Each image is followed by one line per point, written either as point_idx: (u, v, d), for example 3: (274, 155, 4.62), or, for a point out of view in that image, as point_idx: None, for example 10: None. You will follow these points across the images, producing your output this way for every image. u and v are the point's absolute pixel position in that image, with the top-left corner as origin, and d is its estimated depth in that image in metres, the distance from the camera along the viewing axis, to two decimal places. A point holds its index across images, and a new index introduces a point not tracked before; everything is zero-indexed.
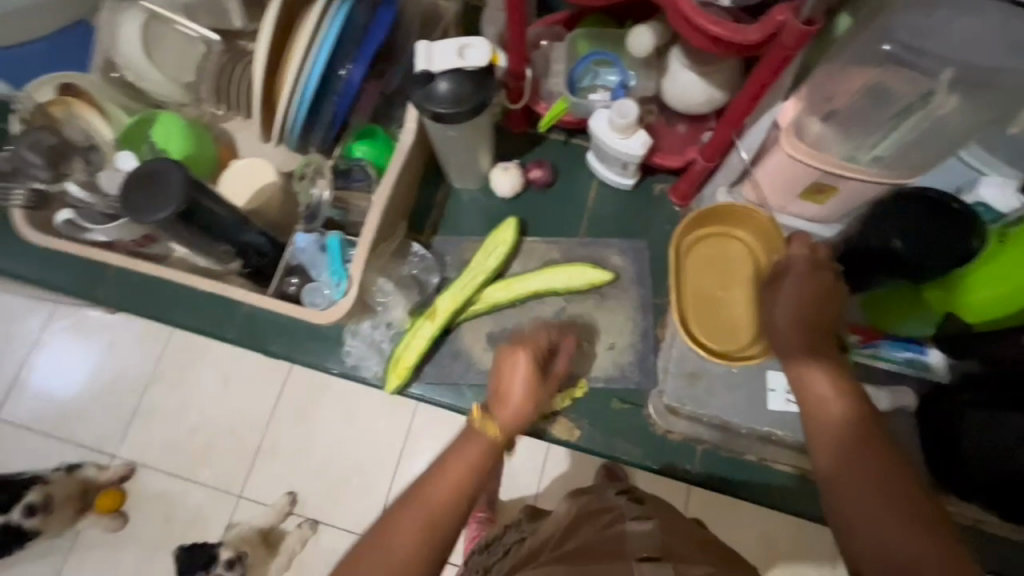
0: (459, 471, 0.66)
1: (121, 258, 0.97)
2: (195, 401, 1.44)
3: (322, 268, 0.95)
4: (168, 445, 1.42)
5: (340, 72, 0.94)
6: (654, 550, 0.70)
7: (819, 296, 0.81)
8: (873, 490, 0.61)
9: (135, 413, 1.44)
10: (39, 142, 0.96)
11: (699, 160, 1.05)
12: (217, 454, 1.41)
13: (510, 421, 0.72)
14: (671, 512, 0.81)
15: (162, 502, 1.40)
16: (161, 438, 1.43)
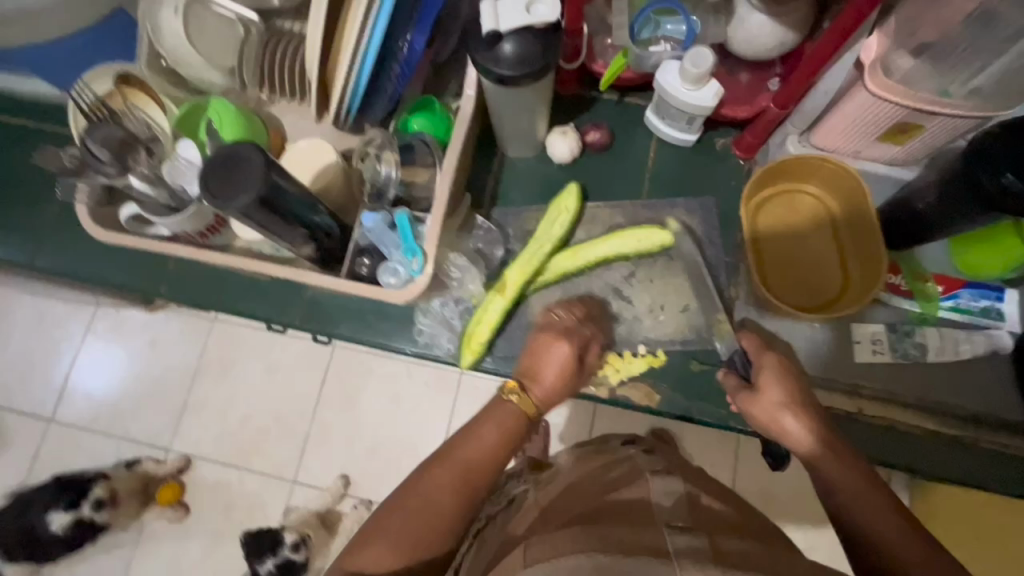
0: (478, 449, 0.76)
1: (190, 249, 0.96)
2: (244, 392, 1.53)
3: (394, 246, 0.93)
4: (223, 435, 1.52)
5: (400, 43, 0.91)
6: (684, 520, 0.60)
7: (782, 401, 0.80)
8: (886, 514, 0.68)
9: (185, 405, 1.53)
10: (105, 134, 0.87)
11: (773, 107, 0.99)
12: (274, 439, 1.49)
13: (546, 399, 0.86)
14: (705, 480, 0.78)
15: (223, 491, 1.49)
16: (218, 429, 1.52)
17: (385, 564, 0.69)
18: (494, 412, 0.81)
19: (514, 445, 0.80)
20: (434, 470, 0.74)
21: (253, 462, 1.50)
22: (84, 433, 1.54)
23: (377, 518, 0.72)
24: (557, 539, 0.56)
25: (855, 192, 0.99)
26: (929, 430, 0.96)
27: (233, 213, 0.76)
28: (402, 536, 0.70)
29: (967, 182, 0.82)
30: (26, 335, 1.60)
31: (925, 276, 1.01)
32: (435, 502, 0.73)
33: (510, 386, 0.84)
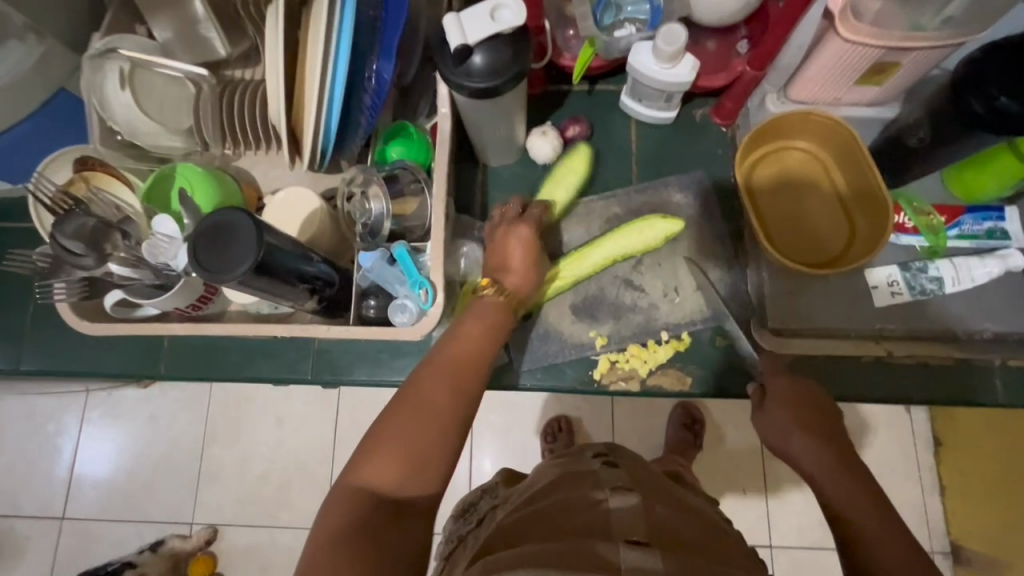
0: (476, 347, 0.70)
1: (186, 326, 0.90)
2: (254, 447, 1.36)
3: (398, 282, 0.90)
4: (244, 498, 1.35)
5: (367, 73, 0.88)
6: (643, 535, 0.59)
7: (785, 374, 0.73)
8: (868, 506, 0.56)
9: (199, 474, 1.36)
10: (76, 224, 0.82)
11: (748, 71, 0.98)
12: (295, 489, 1.35)
13: (521, 288, 0.83)
14: (665, 494, 0.72)
15: (255, 553, 1.33)
16: (236, 492, 1.35)
17: (387, 476, 0.59)
18: (477, 309, 0.76)
19: (501, 335, 0.74)
20: (434, 374, 0.65)
21: (280, 516, 1.34)
22: (94, 530, 1.36)
23: (389, 411, 0.62)
24: (508, 557, 0.56)
25: (844, 140, 0.98)
26: (955, 359, 1.00)
27: (232, 283, 0.71)
28: (398, 442, 0.60)
29: (961, 110, 0.81)
30: (8, 440, 1.41)
31: (927, 209, 1.01)
32: (434, 404, 0.62)
33: (484, 279, 0.82)
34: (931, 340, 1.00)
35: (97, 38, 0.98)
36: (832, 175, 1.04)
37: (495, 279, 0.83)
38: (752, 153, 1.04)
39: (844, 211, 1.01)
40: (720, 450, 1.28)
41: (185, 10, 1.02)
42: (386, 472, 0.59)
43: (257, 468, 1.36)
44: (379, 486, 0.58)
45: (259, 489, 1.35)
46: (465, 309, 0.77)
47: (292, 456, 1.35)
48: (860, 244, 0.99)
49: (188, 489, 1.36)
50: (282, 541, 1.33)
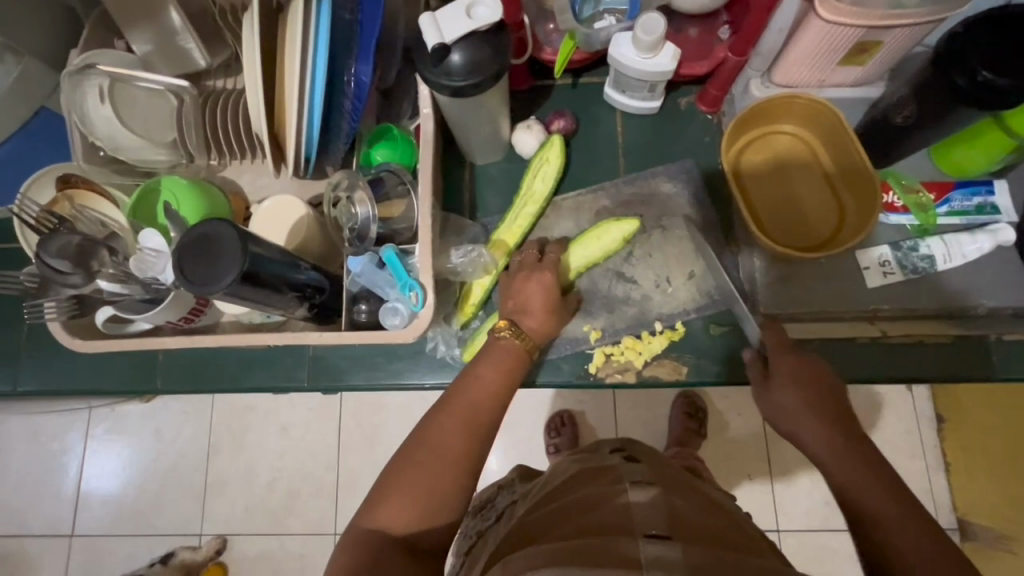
0: (494, 385, 0.70)
1: (179, 339, 0.90)
2: (260, 459, 1.36)
3: (388, 285, 0.90)
4: (252, 508, 1.35)
5: (347, 77, 0.87)
6: (662, 529, 0.59)
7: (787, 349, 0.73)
8: (873, 485, 0.55)
9: (205, 487, 1.36)
10: (62, 245, 0.82)
11: (731, 57, 0.97)
12: (303, 499, 1.35)
13: (538, 331, 0.84)
14: (682, 484, 0.73)
15: (264, 563, 1.33)
16: (244, 502, 1.35)
17: (402, 518, 0.59)
18: (492, 350, 0.78)
19: (515, 374, 0.74)
20: (443, 414, 0.65)
21: (288, 524, 1.34)
22: (104, 546, 1.36)
23: (403, 450, 0.63)
24: (535, 556, 0.57)
25: (829, 122, 0.98)
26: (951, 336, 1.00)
27: (219, 293, 0.70)
28: (412, 481, 0.60)
29: (945, 86, 0.81)
30: (15, 459, 1.41)
31: (915, 186, 1.01)
32: (447, 445, 0.62)
33: (503, 320, 0.83)
34: (926, 318, 0.99)
35: (76, 55, 0.98)
36: (821, 156, 1.03)
37: (511, 321, 0.83)
38: (738, 142, 1.04)
39: (834, 192, 1.01)
40: (722, 437, 1.28)
41: (162, 21, 1.01)
42: (399, 514, 0.59)
43: (265, 479, 1.35)
44: (394, 528, 0.59)
45: (267, 499, 1.35)
46: (481, 353, 0.77)
47: (297, 465, 1.36)
48: (853, 224, 0.99)
49: (196, 503, 1.36)
50: (292, 548, 1.33)
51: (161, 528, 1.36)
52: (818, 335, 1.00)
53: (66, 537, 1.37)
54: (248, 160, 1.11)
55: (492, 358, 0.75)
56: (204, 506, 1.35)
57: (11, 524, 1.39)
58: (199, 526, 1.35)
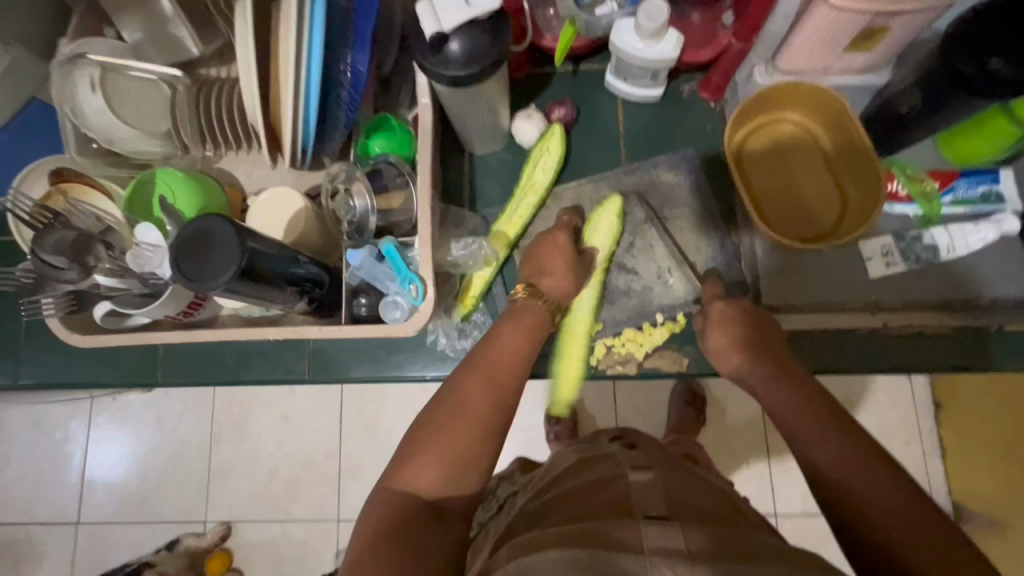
0: (514, 352, 0.75)
1: (177, 334, 0.90)
2: (262, 448, 1.35)
3: (387, 278, 0.89)
4: (256, 495, 1.34)
5: (343, 66, 0.86)
6: (660, 510, 0.59)
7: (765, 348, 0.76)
8: (850, 459, 0.56)
9: (209, 474, 1.35)
10: (54, 240, 0.81)
11: (734, 43, 0.96)
12: (304, 487, 1.34)
13: (559, 292, 0.91)
14: (683, 475, 0.73)
15: (268, 549, 1.33)
16: (246, 489, 1.35)
17: (430, 476, 0.61)
18: (514, 311, 0.85)
19: (537, 334, 0.82)
20: (466, 376, 0.70)
21: (292, 510, 1.34)
22: (107, 535, 1.36)
23: (426, 411, 0.66)
24: (533, 541, 0.56)
25: (832, 109, 0.97)
26: (951, 327, 1.00)
27: (217, 291, 0.70)
28: (443, 437, 0.63)
29: (952, 74, 0.79)
30: (16, 451, 1.40)
31: (920, 176, 0.99)
32: (471, 402, 0.67)
33: (522, 285, 0.90)
34: (927, 309, 0.99)
35: (65, 44, 0.96)
36: (822, 144, 1.02)
37: (531, 283, 0.90)
38: (741, 131, 1.02)
39: (835, 181, 1.00)
40: (723, 426, 1.29)
41: (153, 8, 0.99)
42: (429, 474, 0.61)
43: (269, 466, 1.35)
44: (422, 488, 0.61)
45: (271, 487, 1.35)
46: (508, 313, 0.84)
47: (303, 451, 1.35)
48: (853, 213, 0.98)
49: (199, 489, 1.35)
50: (296, 534, 1.33)
51: (167, 516, 1.35)
52: (817, 325, 1.01)
53: (70, 525, 1.38)
54: (244, 151, 1.09)
55: (516, 322, 0.82)
56: (208, 492, 1.35)
57: (12, 516, 1.39)
58: (202, 511, 1.34)
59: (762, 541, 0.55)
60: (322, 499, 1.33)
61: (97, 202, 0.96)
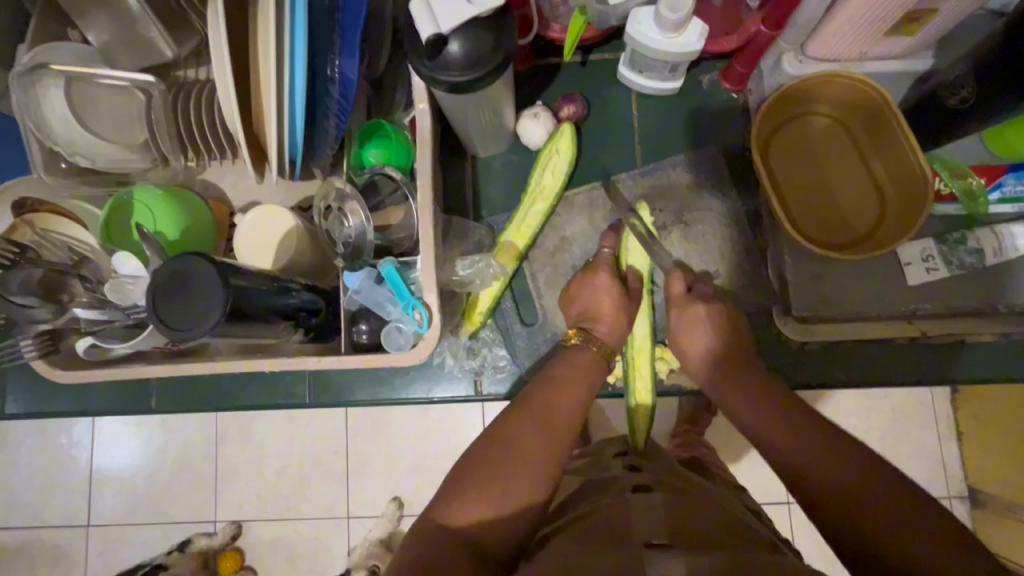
0: (572, 395, 0.73)
1: (164, 368, 0.83)
2: (271, 445, 1.11)
3: (389, 303, 0.82)
4: (266, 493, 1.11)
5: (330, 71, 0.77)
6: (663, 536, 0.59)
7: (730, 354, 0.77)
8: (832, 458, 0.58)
9: (215, 476, 1.12)
10: (24, 277, 0.74)
11: (763, 29, 0.86)
12: (317, 485, 1.11)
13: (612, 338, 0.83)
14: (689, 492, 0.73)
15: (280, 552, 1.10)
16: (257, 488, 1.11)
17: (477, 514, 0.60)
18: (570, 359, 0.79)
19: (595, 388, 0.77)
20: (521, 419, 0.69)
21: (303, 508, 1.11)
22: (122, 536, 1.13)
23: (478, 444, 0.66)
24: (547, 565, 0.58)
25: (871, 100, 0.88)
26: (994, 334, 0.93)
27: (201, 338, 0.63)
28: (488, 478, 0.63)
29: (1015, 63, 0.71)
30: (24, 452, 1.15)
31: (965, 171, 0.90)
32: (528, 450, 0.66)
33: (574, 330, 0.84)
34: (969, 317, 0.92)
35: (24, 51, 0.87)
36: (859, 140, 0.93)
37: (581, 327, 0.83)
38: (768, 125, 0.94)
39: (870, 180, 0.93)
40: None
41: (119, 6, 0.90)
42: (476, 512, 0.60)
43: (274, 467, 1.11)
44: (462, 523, 0.59)
45: (275, 489, 1.11)
46: (560, 358, 0.80)
47: (299, 450, 1.11)
48: (892, 216, 0.91)
49: (209, 489, 1.12)
50: (306, 533, 1.10)
51: (150, 527, 1.13)
52: (847, 335, 0.94)
53: (81, 527, 1.14)
54: (227, 160, 1.00)
55: (566, 364, 0.78)
56: (218, 495, 1.12)
57: (10, 517, 1.15)
58: (213, 513, 1.12)
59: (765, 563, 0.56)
60: (332, 497, 1.10)
61: (68, 229, 0.88)
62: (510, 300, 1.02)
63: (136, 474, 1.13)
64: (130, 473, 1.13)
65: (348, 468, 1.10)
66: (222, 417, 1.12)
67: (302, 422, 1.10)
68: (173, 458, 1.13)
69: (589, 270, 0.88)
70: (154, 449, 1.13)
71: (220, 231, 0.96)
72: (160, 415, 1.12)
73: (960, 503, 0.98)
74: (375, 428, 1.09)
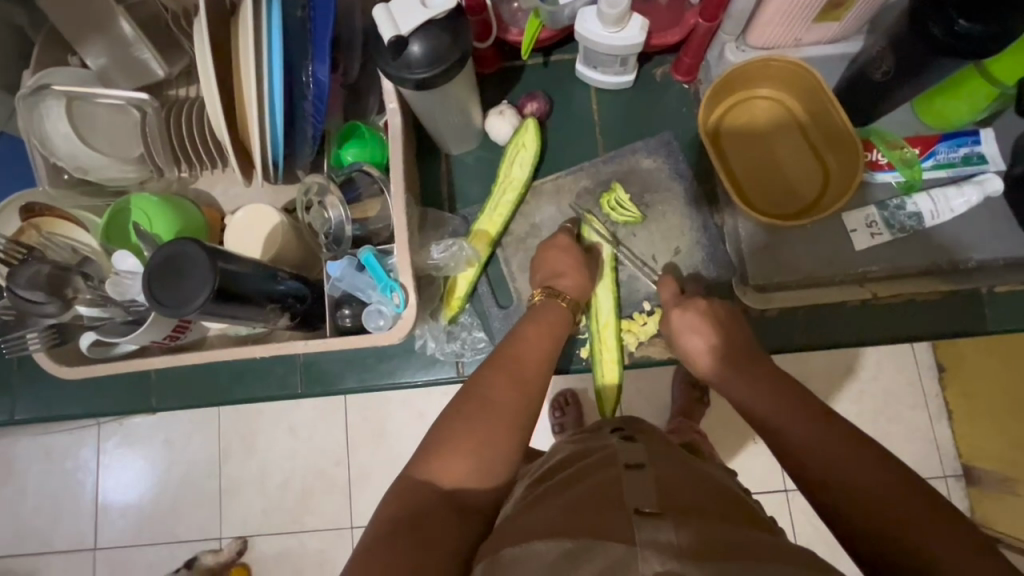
0: (542, 349, 0.77)
1: (165, 359, 0.89)
2: (268, 460, 1.16)
3: (369, 287, 0.89)
4: (269, 509, 1.16)
5: (306, 78, 0.85)
6: (654, 504, 0.51)
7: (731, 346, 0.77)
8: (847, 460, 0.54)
9: (219, 493, 1.17)
10: (32, 273, 0.81)
11: (701, 23, 0.94)
12: (322, 493, 1.15)
13: (579, 306, 0.91)
14: (681, 465, 0.63)
15: (287, 558, 1.14)
16: (262, 501, 1.16)
17: (459, 471, 0.61)
18: (541, 315, 0.85)
19: (562, 333, 0.83)
20: (495, 374, 0.71)
21: (306, 521, 1.15)
22: (129, 558, 1.17)
23: (457, 399, 0.67)
24: (521, 532, 0.54)
25: (804, 79, 0.95)
26: (942, 292, 1.00)
27: (195, 314, 0.70)
28: (468, 435, 0.63)
29: (922, 37, 0.77)
30: (30, 483, 1.21)
31: (899, 142, 0.98)
32: (503, 398, 0.68)
33: (540, 289, 0.91)
34: (913, 277, 0.99)
35: (29, 76, 0.95)
36: (799, 118, 1.01)
37: (546, 285, 0.91)
38: (717, 108, 1.01)
39: (812, 152, 1.00)
40: None
41: (114, 32, 0.98)
42: (460, 470, 0.61)
43: (279, 478, 1.16)
44: (445, 479, 0.61)
45: (279, 500, 1.16)
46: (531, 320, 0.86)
47: (300, 461, 1.16)
48: (836, 184, 0.98)
49: (212, 507, 1.17)
50: (311, 542, 1.14)
51: (158, 545, 1.17)
52: (806, 301, 1.01)
53: (90, 549, 1.18)
54: (218, 170, 1.08)
55: (540, 323, 0.83)
56: (222, 510, 1.17)
57: (19, 545, 1.20)
58: (218, 529, 1.16)
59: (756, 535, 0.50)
60: (335, 506, 1.15)
61: (75, 235, 0.95)
62: (487, 286, 1.08)
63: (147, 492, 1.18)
64: (141, 500, 1.18)
65: (350, 486, 1.15)
66: (225, 422, 1.17)
67: (304, 433, 1.16)
68: (179, 467, 1.18)
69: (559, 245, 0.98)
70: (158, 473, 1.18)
71: (214, 233, 1.03)
72: (162, 418, 1.18)
73: (953, 481, 1.01)
74: (375, 434, 1.15)
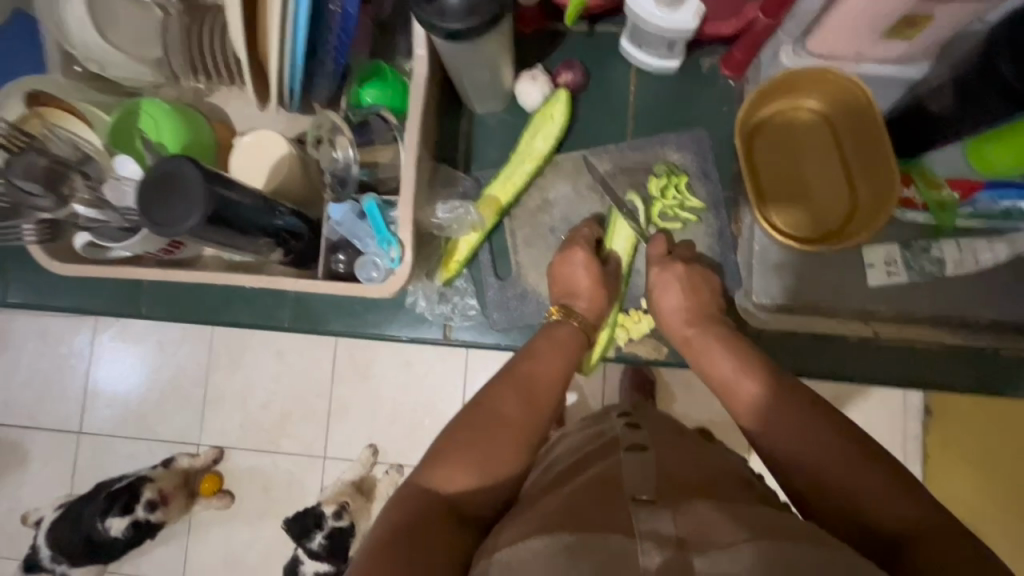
0: (554, 368, 0.74)
1: (158, 272, 0.88)
2: (251, 382, 1.19)
3: (367, 237, 0.87)
4: (247, 424, 1.19)
5: (332, 5, 0.79)
6: (650, 492, 0.51)
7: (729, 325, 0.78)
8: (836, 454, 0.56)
9: (204, 401, 1.19)
10: (33, 165, 0.80)
11: (761, 17, 0.87)
12: (298, 419, 1.18)
13: (591, 312, 0.88)
14: (691, 453, 0.62)
15: (259, 474, 1.18)
16: (240, 419, 1.19)
17: (461, 483, 0.59)
18: (556, 334, 0.81)
19: (575, 358, 0.79)
20: (504, 387, 0.69)
21: (281, 444, 1.18)
22: (111, 448, 1.21)
23: (462, 412, 0.65)
24: (523, 523, 0.51)
25: (855, 99, 0.91)
26: (945, 344, 0.98)
27: (185, 236, 0.69)
28: (470, 448, 0.61)
29: (988, 77, 0.73)
30: (23, 361, 1.23)
31: (940, 183, 0.93)
32: (510, 416, 0.66)
33: (556, 307, 0.87)
34: (921, 322, 0.97)
35: None
36: (842, 137, 0.96)
37: (562, 304, 0.88)
38: (760, 111, 0.97)
39: (845, 176, 0.96)
40: None
41: None
42: (461, 481, 0.59)
43: (261, 399, 1.18)
44: (445, 488, 0.58)
45: (260, 421, 1.19)
46: None
47: (282, 388, 1.18)
48: (863, 215, 0.94)
49: (193, 414, 1.20)
50: (281, 469, 1.18)
51: (139, 441, 1.21)
52: (808, 328, 0.98)
53: (73, 433, 1.22)
54: (234, 88, 1.04)
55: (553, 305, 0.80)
56: (202, 421, 1.20)
57: (6, 414, 1.23)
58: (197, 435, 1.19)
59: (790, 521, 0.47)
60: (310, 438, 1.17)
61: (73, 126, 0.92)
62: (489, 253, 1.07)
63: (136, 388, 1.21)
64: (134, 395, 1.21)
65: (329, 415, 1.17)
66: (219, 337, 1.19)
67: (293, 361, 1.18)
68: (165, 376, 1.21)
69: (571, 244, 0.95)
70: (146, 373, 1.21)
71: (222, 152, 1.00)
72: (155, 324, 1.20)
73: None
74: (358, 375, 1.17)
